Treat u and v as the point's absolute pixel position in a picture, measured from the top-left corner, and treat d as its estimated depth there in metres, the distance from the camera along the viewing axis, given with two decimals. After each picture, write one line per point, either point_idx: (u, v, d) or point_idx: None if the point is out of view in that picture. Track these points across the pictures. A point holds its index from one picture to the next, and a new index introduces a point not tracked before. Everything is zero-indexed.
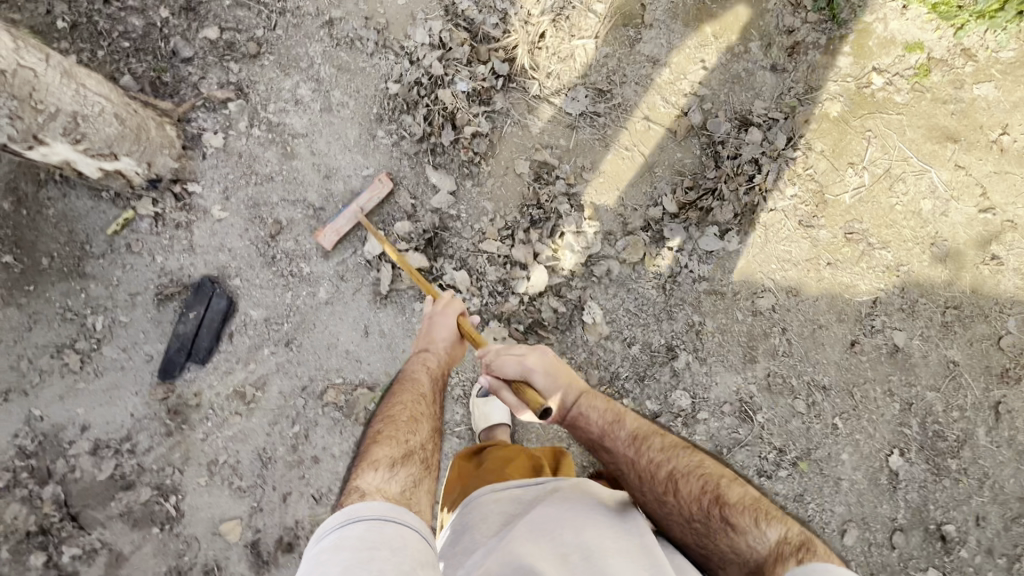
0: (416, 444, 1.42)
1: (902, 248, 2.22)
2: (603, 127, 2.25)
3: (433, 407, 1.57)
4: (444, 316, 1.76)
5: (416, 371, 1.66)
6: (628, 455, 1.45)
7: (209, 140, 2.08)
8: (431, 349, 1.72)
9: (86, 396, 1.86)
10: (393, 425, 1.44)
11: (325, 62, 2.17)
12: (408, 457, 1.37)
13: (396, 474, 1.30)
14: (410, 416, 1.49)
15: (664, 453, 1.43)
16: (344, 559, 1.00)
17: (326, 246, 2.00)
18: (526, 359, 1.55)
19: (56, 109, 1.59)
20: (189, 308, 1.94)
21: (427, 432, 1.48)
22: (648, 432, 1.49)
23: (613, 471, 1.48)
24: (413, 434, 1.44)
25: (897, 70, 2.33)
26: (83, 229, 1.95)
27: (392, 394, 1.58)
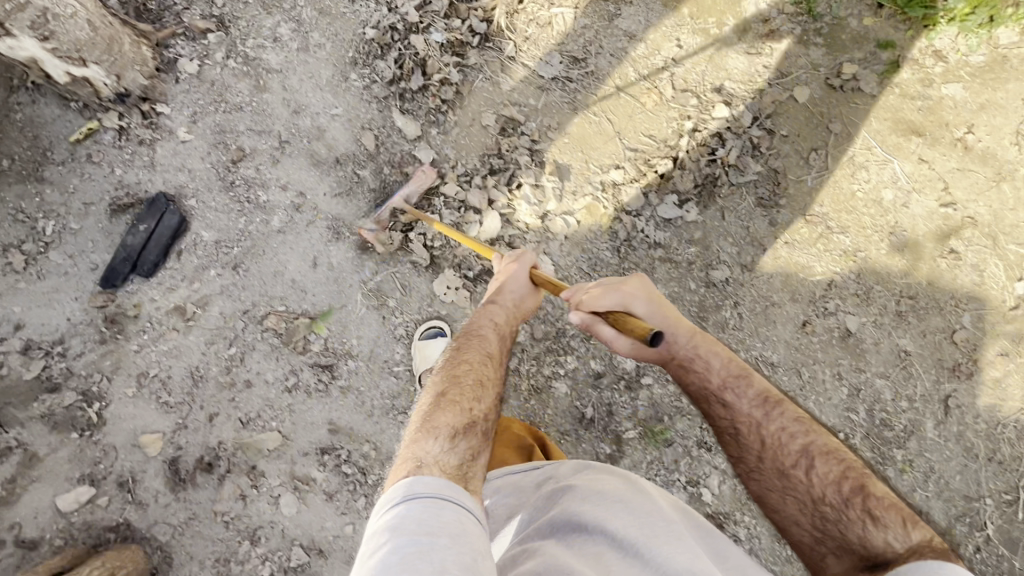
0: (480, 412, 1.30)
1: (862, 234, 2.21)
2: (574, 92, 2.28)
3: (499, 371, 1.46)
4: (516, 274, 1.70)
5: (484, 329, 1.55)
6: (753, 416, 1.37)
7: (185, 66, 2.10)
8: (499, 306, 1.64)
9: (25, 296, 1.86)
10: (456, 387, 1.33)
11: (307, 5, 2.20)
12: (471, 426, 1.25)
13: (456, 443, 1.19)
14: (476, 379, 1.37)
15: (796, 424, 1.33)
16: (404, 545, 0.90)
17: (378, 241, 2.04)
18: (623, 289, 1.49)
19: (26, 2, 1.64)
20: (140, 220, 1.94)
21: (490, 398, 1.36)
22: (778, 397, 1.39)
23: (730, 428, 1.40)
24: (477, 399, 1.32)
25: (869, 64, 2.35)
26: (47, 136, 1.96)
27: (456, 350, 1.47)
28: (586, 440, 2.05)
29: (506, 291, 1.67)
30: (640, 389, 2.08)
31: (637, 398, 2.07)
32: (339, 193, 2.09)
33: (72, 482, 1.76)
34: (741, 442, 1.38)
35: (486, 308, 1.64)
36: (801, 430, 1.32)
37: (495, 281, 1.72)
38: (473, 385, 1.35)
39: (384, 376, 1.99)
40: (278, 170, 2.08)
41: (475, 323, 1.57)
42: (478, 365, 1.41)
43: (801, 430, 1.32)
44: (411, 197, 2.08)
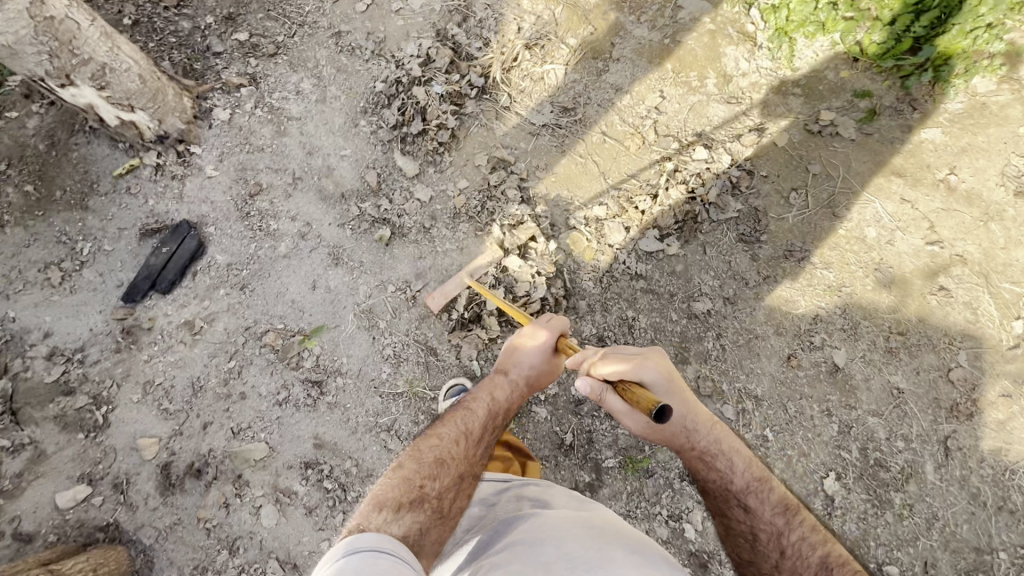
0: (433, 492, 1.28)
1: (845, 269, 2.23)
2: (563, 137, 2.47)
3: (469, 453, 1.41)
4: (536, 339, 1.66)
5: (475, 402, 1.54)
6: (774, 524, 1.37)
7: (218, 115, 2.44)
8: (505, 376, 1.62)
9: (57, 307, 2.07)
10: (416, 461, 1.33)
11: (328, 64, 2.56)
12: (416, 503, 1.23)
13: (396, 520, 1.16)
14: (440, 456, 1.35)
15: (812, 533, 1.34)
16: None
17: (434, 310, 2.16)
18: (642, 360, 1.41)
19: (89, 57, 1.95)
20: (164, 243, 2.18)
21: (450, 479, 1.33)
22: (797, 505, 1.40)
23: (746, 531, 1.40)
24: (431, 479, 1.30)
25: (845, 112, 2.48)
26: (96, 171, 2.27)
27: (439, 422, 1.48)
28: (564, 468, 2.05)
29: (516, 359, 1.64)
30: None
31: (617, 427, 2.07)
32: (341, 222, 2.28)
33: (72, 480, 1.88)
34: (758, 549, 1.38)
35: (491, 378, 1.62)
36: (819, 543, 1.33)
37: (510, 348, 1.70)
38: (435, 462, 1.34)
39: (370, 394, 2.08)
40: (290, 203, 2.31)
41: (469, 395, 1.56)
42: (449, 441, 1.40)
43: (818, 541, 1.33)
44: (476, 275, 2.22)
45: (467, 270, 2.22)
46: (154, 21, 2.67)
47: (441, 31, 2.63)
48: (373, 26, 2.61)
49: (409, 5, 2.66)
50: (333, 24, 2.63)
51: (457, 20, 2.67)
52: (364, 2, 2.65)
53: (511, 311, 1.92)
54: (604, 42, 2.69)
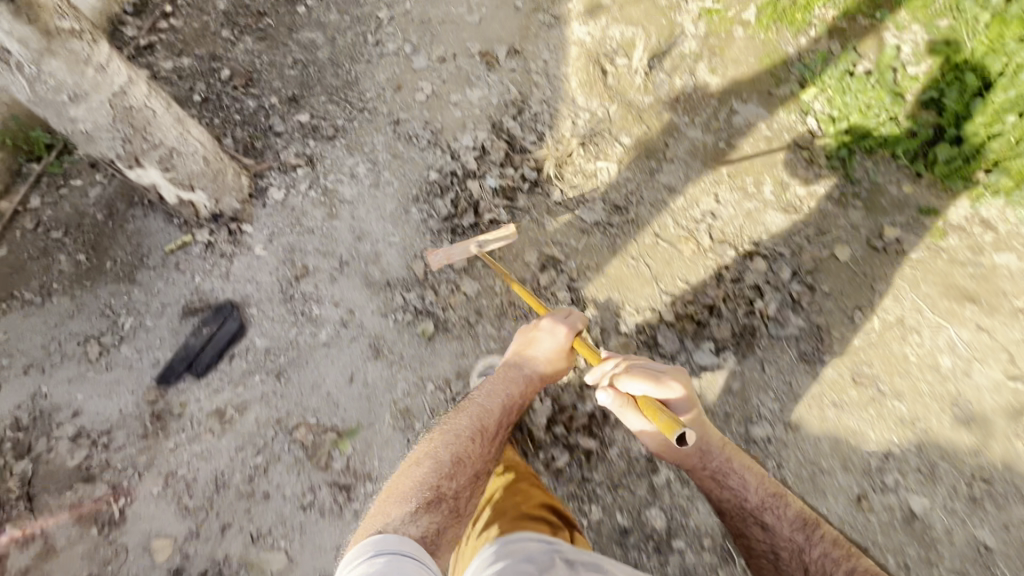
0: (451, 488, 1.45)
1: (919, 401, 2.07)
2: (614, 236, 2.43)
3: (484, 449, 1.60)
4: (544, 344, 1.81)
5: (489, 400, 1.71)
6: (794, 540, 1.44)
7: (273, 194, 2.46)
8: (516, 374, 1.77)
9: (90, 384, 2.02)
10: (437, 459, 1.49)
11: (384, 149, 2.60)
12: (437, 499, 1.40)
13: (420, 515, 1.33)
14: (457, 455, 1.52)
15: (831, 543, 1.41)
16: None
17: (433, 267, 2.15)
18: (666, 379, 1.50)
19: (159, 142, 1.98)
20: (205, 323, 2.14)
21: (466, 478, 1.50)
22: (816, 520, 1.47)
23: (767, 550, 1.48)
24: (450, 475, 1.48)
25: (911, 228, 2.40)
26: (148, 244, 2.28)
27: (454, 418, 1.64)
28: None
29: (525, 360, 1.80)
30: (670, 550, 1.89)
31: (667, 563, 1.88)
32: (383, 312, 2.22)
33: None
34: (782, 567, 1.44)
35: (503, 376, 1.79)
36: (842, 557, 1.38)
37: (520, 346, 1.85)
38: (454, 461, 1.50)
39: None
40: (334, 288, 2.28)
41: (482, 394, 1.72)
42: (465, 441, 1.56)
43: (842, 556, 1.39)
44: (486, 246, 2.20)
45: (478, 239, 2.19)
46: (222, 99, 2.78)
47: (497, 123, 2.67)
48: (431, 115, 2.67)
49: (467, 97, 2.72)
50: (392, 110, 2.69)
51: (513, 113, 2.72)
52: (424, 92, 2.72)
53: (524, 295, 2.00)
54: (658, 140, 2.70)
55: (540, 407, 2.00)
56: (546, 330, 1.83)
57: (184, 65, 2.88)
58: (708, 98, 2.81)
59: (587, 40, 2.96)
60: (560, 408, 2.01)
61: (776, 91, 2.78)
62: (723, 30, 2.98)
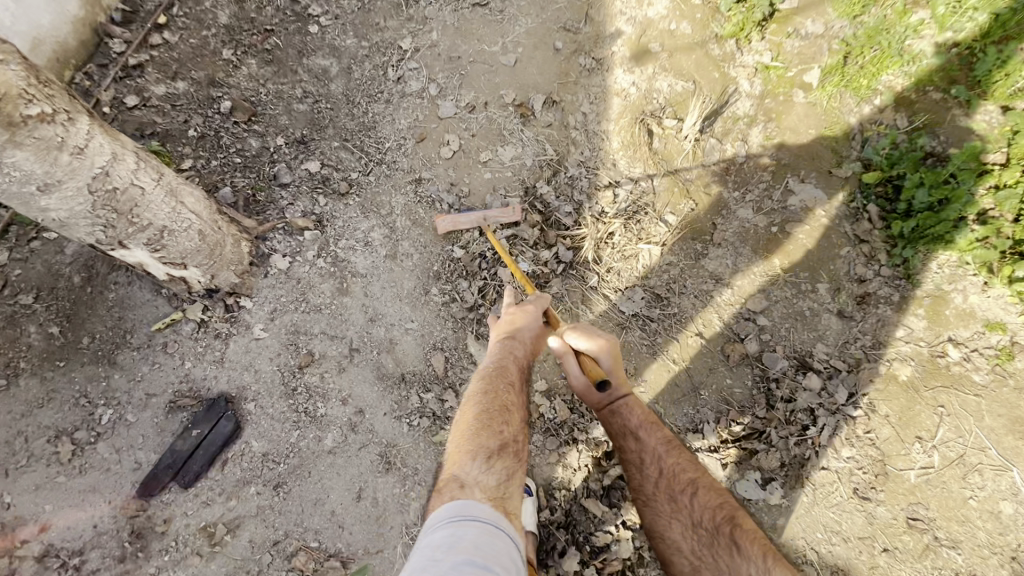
0: (510, 436, 1.40)
1: (978, 553, 1.91)
2: (654, 334, 2.25)
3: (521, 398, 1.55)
4: (528, 309, 1.79)
5: (504, 358, 1.63)
6: (656, 452, 1.61)
7: (277, 261, 2.17)
8: (515, 339, 1.71)
9: (60, 492, 1.77)
10: (487, 414, 1.42)
11: (403, 214, 2.33)
12: (503, 449, 1.35)
13: (491, 466, 1.28)
14: (503, 407, 1.46)
15: (680, 458, 1.60)
16: (458, 562, 0.95)
17: (441, 229, 2.25)
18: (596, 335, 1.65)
19: (148, 224, 1.70)
20: (195, 424, 1.89)
21: (517, 422, 1.46)
22: (675, 440, 1.64)
23: (636, 459, 1.62)
24: (506, 423, 1.42)
25: (976, 345, 2.19)
26: (132, 319, 1.99)
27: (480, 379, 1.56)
28: None
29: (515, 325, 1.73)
30: None
31: None
32: (397, 414, 2.00)
33: None
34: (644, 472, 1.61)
35: (501, 345, 1.69)
36: (691, 469, 1.58)
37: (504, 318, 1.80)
38: (503, 412, 1.45)
39: None
40: (342, 380, 2.03)
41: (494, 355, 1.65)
42: (503, 394, 1.50)
43: (690, 468, 1.59)
44: (493, 221, 2.30)
45: (486, 214, 2.30)
46: (221, 136, 2.36)
47: (530, 189, 2.44)
48: (457, 176, 2.43)
49: (499, 156, 2.47)
50: (413, 166, 2.42)
51: (548, 176, 2.47)
52: (450, 147, 2.45)
53: (520, 277, 2.06)
54: (705, 220, 2.46)
55: (568, 547, 1.81)
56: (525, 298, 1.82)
57: (179, 90, 2.34)
58: (761, 170, 2.53)
59: (632, 91, 2.63)
60: (592, 547, 1.82)
61: (837, 171, 2.50)
62: (781, 92, 2.63)
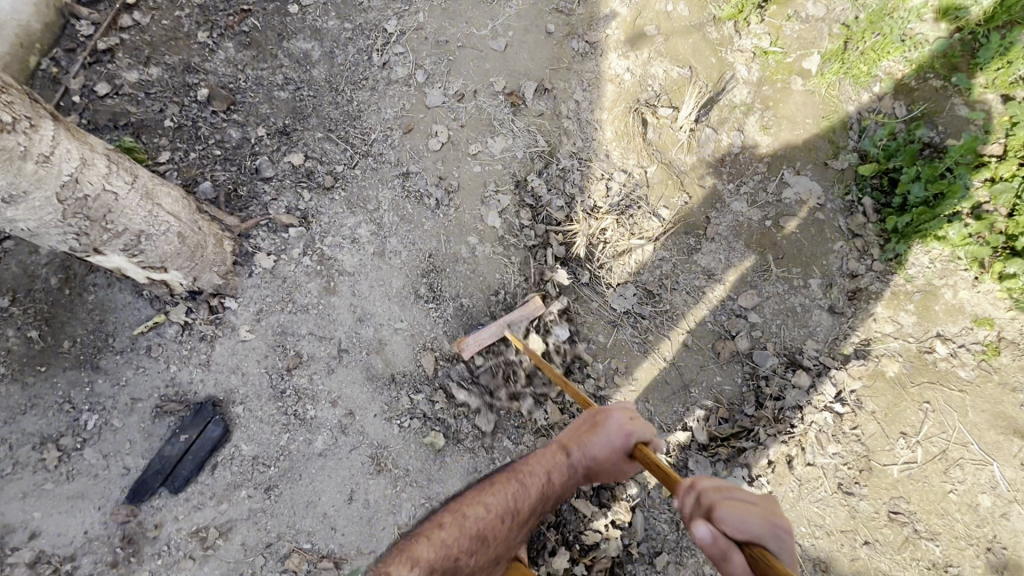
0: (467, 563, 1.38)
1: (954, 544, 1.96)
2: (645, 331, 2.23)
3: (509, 531, 1.49)
4: (611, 433, 1.52)
5: (529, 479, 1.56)
6: None
7: (261, 260, 2.12)
8: (564, 459, 1.58)
9: (48, 499, 1.76)
10: (461, 529, 1.39)
11: (390, 209, 2.26)
12: (450, 573, 1.32)
13: None
14: (482, 530, 1.43)
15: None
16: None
17: (465, 354, 2.06)
18: (768, 518, 1.06)
19: (124, 229, 1.65)
20: (183, 429, 1.88)
21: (486, 554, 1.43)
22: None
23: None
24: (472, 549, 1.39)
25: (964, 341, 2.21)
26: (113, 322, 1.94)
27: (492, 485, 1.54)
28: None
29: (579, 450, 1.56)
30: None
31: None
32: (387, 415, 1.99)
33: None
34: None
35: (544, 459, 1.61)
36: None
37: (582, 431, 1.59)
38: (477, 536, 1.41)
39: None
40: (331, 382, 2.01)
41: (526, 468, 1.58)
42: (493, 513, 1.46)
43: None
44: (515, 324, 2.12)
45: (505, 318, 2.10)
46: (199, 127, 2.24)
47: (521, 181, 2.36)
48: (446, 168, 2.33)
49: (489, 148, 2.38)
50: (400, 159, 2.34)
51: (539, 167, 2.39)
52: (439, 138, 2.36)
53: (562, 381, 1.85)
54: (698, 213, 2.42)
55: (558, 547, 1.85)
56: (615, 422, 1.53)
57: (153, 77, 2.24)
58: (757, 162, 2.48)
59: (626, 78, 2.54)
60: (581, 545, 1.87)
61: (833, 163, 2.46)
62: (779, 78, 2.56)
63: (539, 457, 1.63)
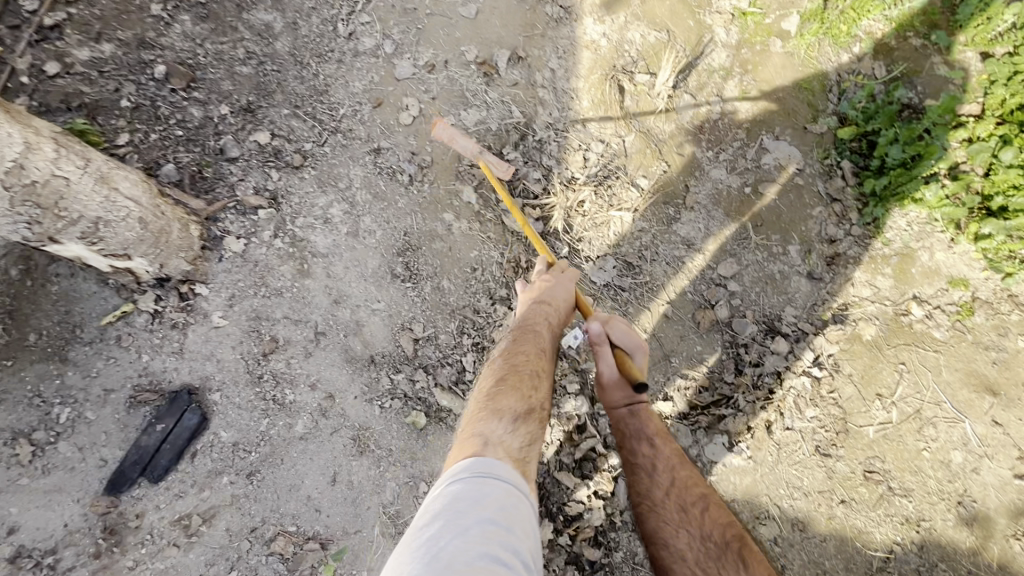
0: (537, 401, 1.35)
1: (926, 499, 2.02)
2: (626, 304, 2.22)
3: (551, 368, 1.50)
4: (563, 281, 1.80)
5: (539, 325, 1.59)
6: (671, 464, 1.50)
7: (231, 244, 2.05)
8: (548, 308, 1.68)
9: (24, 494, 1.73)
10: (518, 376, 1.38)
11: (362, 187, 2.20)
12: (531, 413, 1.29)
13: (518, 427, 1.23)
14: (533, 371, 1.42)
15: (698, 479, 1.50)
16: (482, 522, 0.95)
17: (435, 131, 2.13)
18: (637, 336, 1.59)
19: (79, 216, 1.58)
20: (159, 418, 1.85)
21: (546, 389, 1.41)
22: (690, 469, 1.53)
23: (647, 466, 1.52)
24: (537, 389, 1.37)
25: (939, 302, 2.24)
26: (79, 313, 1.88)
27: (512, 343, 1.51)
28: None
29: (551, 295, 1.72)
30: None
31: None
32: (368, 396, 1.98)
33: None
34: (655, 480, 1.50)
35: (535, 308, 1.67)
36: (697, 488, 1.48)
37: (536, 287, 1.78)
38: (533, 376, 1.40)
39: None
40: (310, 365, 1.98)
41: (529, 321, 1.61)
42: (535, 357, 1.46)
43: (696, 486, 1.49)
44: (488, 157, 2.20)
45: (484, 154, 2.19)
46: (158, 105, 2.13)
47: (497, 154, 2.31)
48: (419, 143, 2.27)
49: (462, 121, 2.31)
50: (371, 135, 2.26)
51: (515, 140, 2.33)
52: (410, 112, 2.29)
53: (533, 240, 2.04)
54: (677, 181, 2.38)
55: (542, 519, 1.86)
56: (563, 277, 1.82)
57: (105, 54, 2.11)
58: (736, 128, 2.44)
59: (602, 44, 2.46)
60: (565, 515, 1.89)
61: (812, 126, 2.43)
62: (758, 41, 2.50)
63: (529, 309, 1.67)
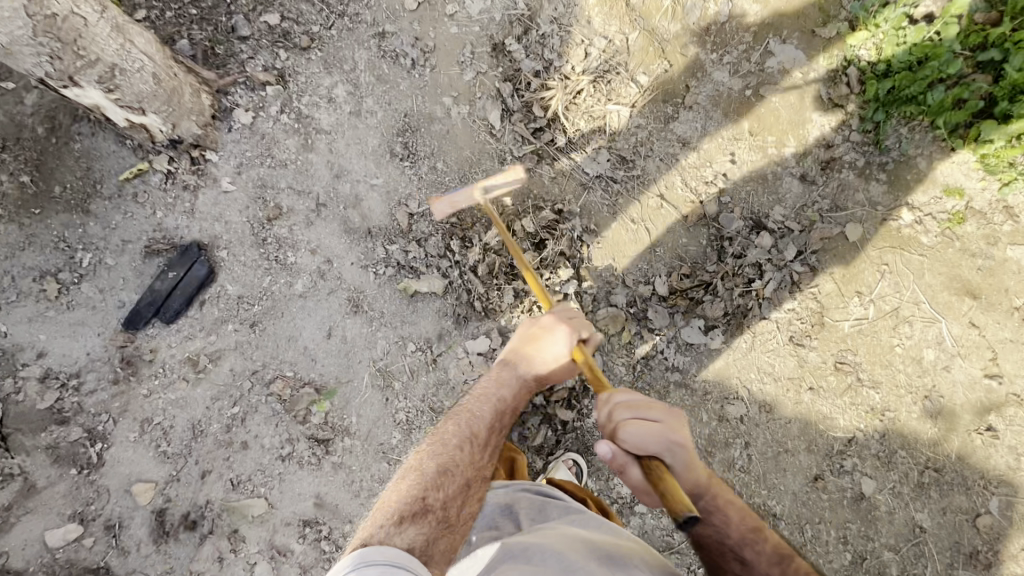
0: (438, 501, 1.25)
1: (894, 392, 2.10)
2: (616, 195, 2.29)
3: (480, 453, 1.41)
4: (553, 339, 1.59)
5: (479, 403, 1.50)
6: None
7: (239, 115, 2.15)
8: (511, 374, 1.57)
9: (52, 324, 1.92)
10: (418, 474, 1.29)
11: (365, 69, 2.26)
12: (420, 514, 1.19)
13: (402, 529, 1.13)
14: (444, 464, 1.32)
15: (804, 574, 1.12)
16: None
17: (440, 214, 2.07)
18: (666, 432, 1.18)
19: (96, 58, 1.69)
20: (171, 267, 2.00)
21: (457, 484, 1.31)
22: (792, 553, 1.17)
23: None
24: (437, 487, 1.27)
25: (931, 211, 2.22)
26: (99, 169, 2.02)
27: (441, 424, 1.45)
28: None
29: (524, 358, 1.59)
30: (630, 513, 2.01)
31: (627, 524, 2.00)
32: (364, 264, 2.10)
33: (63, 518, 1.81)
34: None
35: (495, 374, 1.59)
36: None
37: (522, 344, 1.62)
38: (437, 472, 1.30)
39: (377, 458, 2.00)
40: (311, 233, 2.10)
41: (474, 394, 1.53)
42: (450, 447, 1.37)
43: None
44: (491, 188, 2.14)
45: (484, 183, 2.11)
46: None
47: (498, 45, 2.33)
48: (422, 29, 2.29)
49: (467, 9, 2.32)
50: (376, 19, 2.28)
51: (518, 33, 2.34)
52: None
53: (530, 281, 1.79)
54: (678, 81, 2.37)
55: None
56: (553, 332, 1.60)
57: None
58: (743, 32, 2.36)
59: None
60: None
61: (821, 31, 2.33)
62: None
63: (486, 377, 1.60)
